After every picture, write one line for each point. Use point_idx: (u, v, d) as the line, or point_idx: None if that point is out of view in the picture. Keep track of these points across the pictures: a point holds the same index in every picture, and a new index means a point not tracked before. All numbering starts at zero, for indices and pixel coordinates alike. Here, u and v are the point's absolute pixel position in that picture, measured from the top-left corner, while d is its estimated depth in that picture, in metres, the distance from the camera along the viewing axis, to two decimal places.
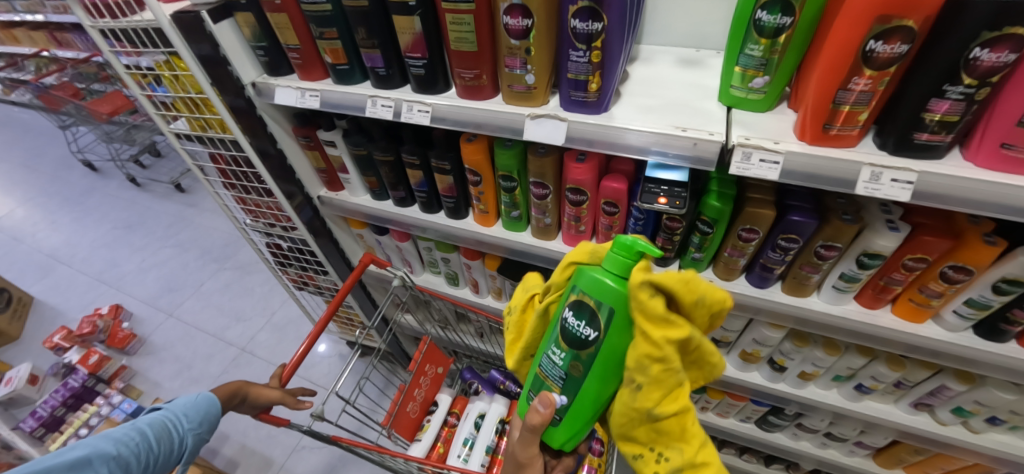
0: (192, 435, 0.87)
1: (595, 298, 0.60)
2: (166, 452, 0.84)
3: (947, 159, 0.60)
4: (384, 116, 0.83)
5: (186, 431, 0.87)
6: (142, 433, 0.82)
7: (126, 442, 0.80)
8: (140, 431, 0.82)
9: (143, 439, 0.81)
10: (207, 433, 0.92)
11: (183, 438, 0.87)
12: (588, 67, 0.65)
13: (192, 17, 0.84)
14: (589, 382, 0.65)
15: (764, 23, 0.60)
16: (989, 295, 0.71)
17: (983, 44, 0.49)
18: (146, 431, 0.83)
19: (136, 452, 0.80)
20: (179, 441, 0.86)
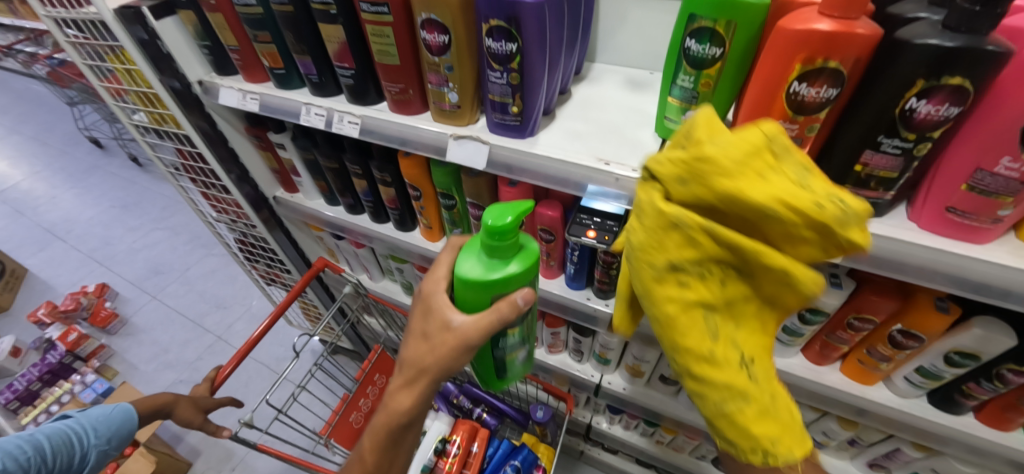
0: (96, 450, 0.88)
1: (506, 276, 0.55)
2: (64, 465, 0.83)
3: (888, 217, 0.55)
4: (316, 124, 0.80)
5: (91, 446, 0.88)
6: (37, 446, 0.80)
7: (17, 456, 0.77)
8: (35, 444, 0.80)
9: (36, 453, 0.79)
10: (114, 449, 0.92)
11: (86, 452, 0.87)
12: (508, 89, 0.61)
13: (133, 13, 0.82)
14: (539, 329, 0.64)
15: (694, 54, 0.55)
16: (941, 365, 0.65)
17: (919, 95, 0.43)
18: (43, 444, 0.81)
19: (27, 466, 0.78)
20: (81, 455, 0.86)
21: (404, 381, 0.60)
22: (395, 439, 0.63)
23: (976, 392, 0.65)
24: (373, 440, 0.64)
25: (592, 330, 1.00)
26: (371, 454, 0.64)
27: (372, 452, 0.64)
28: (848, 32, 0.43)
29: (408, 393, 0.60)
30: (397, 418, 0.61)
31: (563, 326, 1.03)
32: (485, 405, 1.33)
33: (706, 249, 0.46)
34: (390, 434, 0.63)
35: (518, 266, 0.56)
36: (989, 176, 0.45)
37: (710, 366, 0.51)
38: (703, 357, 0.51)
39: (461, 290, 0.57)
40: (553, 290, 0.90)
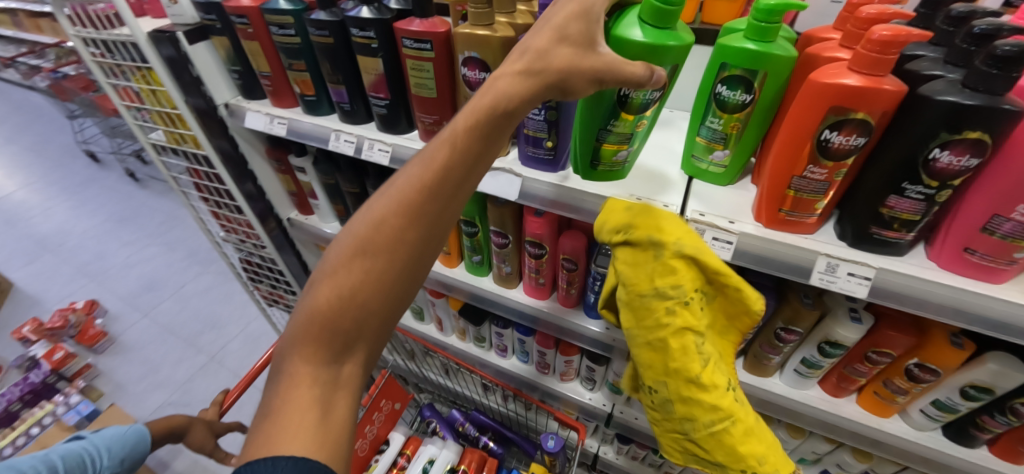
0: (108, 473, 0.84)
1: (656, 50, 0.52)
2: None
3: (909, 256, 0.57)
4: (346, 150, 0.82)
5: (104, 468, 0.84)
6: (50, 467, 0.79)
7: None
8: (48, 464, 0.79)
9: None
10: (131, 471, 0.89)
11: None
12: (545, 124, 0.64)
13: (167, 37, 0.84)
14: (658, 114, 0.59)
15: (725, 99, 0.58)
16: (957, 399, 0.67)
17: (941, 146, 0.47)
18: (57, 465, 0.80)
19: None
20: None
21: (523, 68, 0.45)
22: (486, 143, 0.44)
23: (990, 424, 0.67)
24: (459, 129, 0.44)
25: (605, 358, 1.02)
26: (437, 154, 0.44)
27: (453, 141, 0.44)
28: (875, 88, 0.46)
29: (523, 85, 0.44)
30: (507, 91, 0.44)
31: (576, 355, 1.04)
32: (492, 433, 1.32)
33: (677, 298, 0.56)
34: (488, 117, 0.44)
35: (676, 44, 0.52)
36: (1005, 221, 0.48)
37: (698, 391, 0.58)
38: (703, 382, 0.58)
39: (629, 37, 0.52)
40: (570, 318, 0.91)
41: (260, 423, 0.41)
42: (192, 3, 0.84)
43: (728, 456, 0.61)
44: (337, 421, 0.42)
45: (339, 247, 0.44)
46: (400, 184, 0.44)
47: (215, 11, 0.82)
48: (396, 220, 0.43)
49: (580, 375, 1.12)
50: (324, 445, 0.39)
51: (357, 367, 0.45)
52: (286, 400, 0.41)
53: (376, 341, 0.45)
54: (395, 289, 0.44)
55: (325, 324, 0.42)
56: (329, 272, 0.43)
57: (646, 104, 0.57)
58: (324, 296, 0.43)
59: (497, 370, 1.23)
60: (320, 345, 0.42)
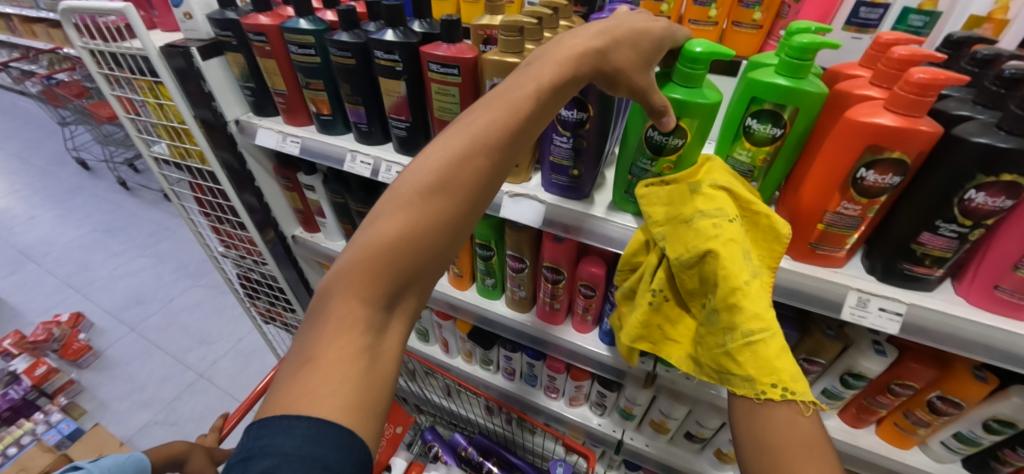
0: None
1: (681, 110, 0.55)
2: None
3: (938, 292, 0.57)
4: (362, 172, 0.80)
5: None
6: None
7: None
8: None
9: None
10: None
11: None
12: (571, 153, 0.63)
13: (181, 52, 0.83)
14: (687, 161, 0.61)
15: (755, 132, 0.58)
16: (979, 432, 0.67)
17: (977, 187, 0.47)
18: None
19: None
20: None
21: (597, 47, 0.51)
22: (548, 107, 0.49)
23: (1012, 458, 0.66)
24: (530, 88, 0.48)
25: (617, 384, 1.00)
26: (507, 108, 0.47)
27: (526, 96, 0.48)
28: (911, 128, 0.46)
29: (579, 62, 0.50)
30: (576, 62, 0.49)
31: (588, 380, 1.02)
32: (496, 458, 1.29)
33: (720, 216, 0.57)
34: (558, 82, 0.49)
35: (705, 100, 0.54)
36: None
37: (743, 296, 0.54)
38: (736, 287, 0.54)
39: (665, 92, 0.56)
40: (584, 344, 0.90)
41: (304, 363, 0.39)
42: (207, 19, 0.84)
43: (762, 365, 0.52)
44: (385, 364, 0.42)
45: (402, 190, 0.46)
46: (466, 132, 0.47)
47: (232, 27, 0.81)
48: (463, 167, 0.46)
49: (589, 400, 1.10)
50: (370, 389, 0.40)
51: (403, 313, 0.46)
52: (336, 339, 0.40)
53: (424, 289, 0.47)
54: (452, 236, 0.46)
55: (384, 263, 0.43)
56: (392, 212, 0.44)
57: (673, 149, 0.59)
58: (385, 233, 0.43)
59: (502, 393, 1.20)
60: (376, 285, 0.43)
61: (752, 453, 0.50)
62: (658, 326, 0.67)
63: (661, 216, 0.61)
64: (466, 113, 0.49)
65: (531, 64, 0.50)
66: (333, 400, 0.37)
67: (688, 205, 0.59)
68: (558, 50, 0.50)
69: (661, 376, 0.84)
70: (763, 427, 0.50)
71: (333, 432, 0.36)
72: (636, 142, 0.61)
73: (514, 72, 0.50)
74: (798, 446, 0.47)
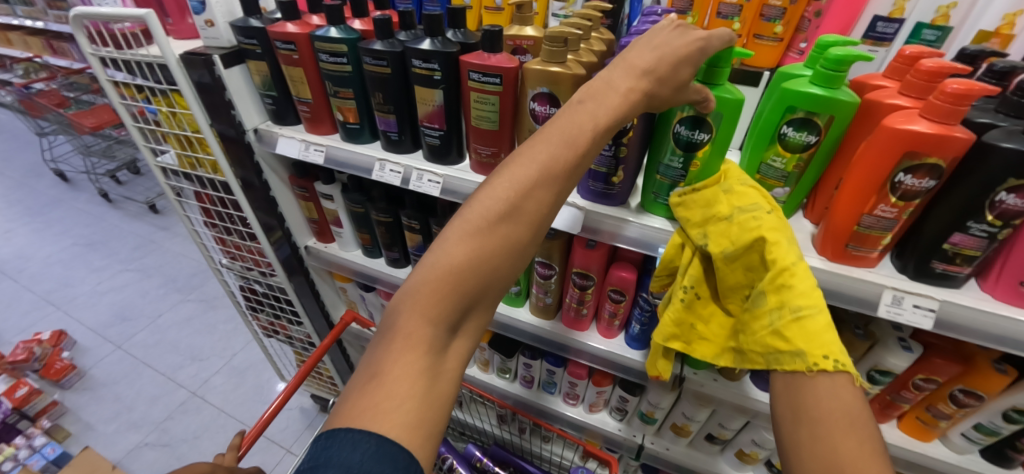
0: None
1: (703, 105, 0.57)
2: None
3: (965, 289, 0.60)
4: (391, 181, 0.80)
5: None
6: None
7: None
8: None
9: None
10: None
11: None
12: (611, 160, 0.65)
13: (202, 59, 0.82)
14: (712, 157, 0.62)
15: (790, 139, 0.60)
16: (999, 422, 0.70)
17: (1008, 190, 0.50)
18: None
19: None
20: None
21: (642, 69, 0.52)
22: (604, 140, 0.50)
23: None
24: (588, 127, 0.49)
25: (640, 389, 1.01)
26: (569, 142, 0.49)
27: (583, 132, 0.49)
28: (946, 134, 0.49)
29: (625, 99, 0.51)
30: (632, 107, 0.51)
31: (609, 385, 1.03)
32: (513, 467, 1.27)
33: (758, 211, 0.59)
34: (613, 123, 0.50)
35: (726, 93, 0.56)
36: None
37: (791, 276, 0.55)
38: (787, 266, 0.56)
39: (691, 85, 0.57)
40: (609, 349, 0.91)
41: (371, 378, 0.42)
42: (230, 27, 0.83)
43: (812, 340, 0.52)
44: (445, 383, 0.44)
45: (470, 215, 0.47)
46: (531, 163, 0.48)
47: (257, 35, 0.80)
48: (528, 196, 0.47)
49: (608, 405, 1.11)
50: (431, 408, 0.41)
51: (464, 334, 0.47)
52: (402, 357, 0.42)
53: (484, 312, 0.49)
54: (516, 261, 0.48)
55: (451, 286, 0.45)
56: (458, 237, 0.46)
57: (697, 145, 0.60)
58: (450, 258, 0.45)
59: (520, 402, 1.20)
60: (442, 307, 0.44)
61: (791, 420, 0.50)
62: (692, 326, 0.69)
63: (698, 221, 0.63)
64: (527, 144, 0.50)
65: (582, 101, 0.50)
66: (399, 415, 0.39)
67: (722, 204, 0.62)
68: (608, 91, 0.51)
69: (688, 379, 0.87)
70: (809, 398, 0.50)
71: (392, 450, 0.37)
72: (662, 142, 0.62)
73: (569, 107, 0.51)
74: (838, 416, 0.46)
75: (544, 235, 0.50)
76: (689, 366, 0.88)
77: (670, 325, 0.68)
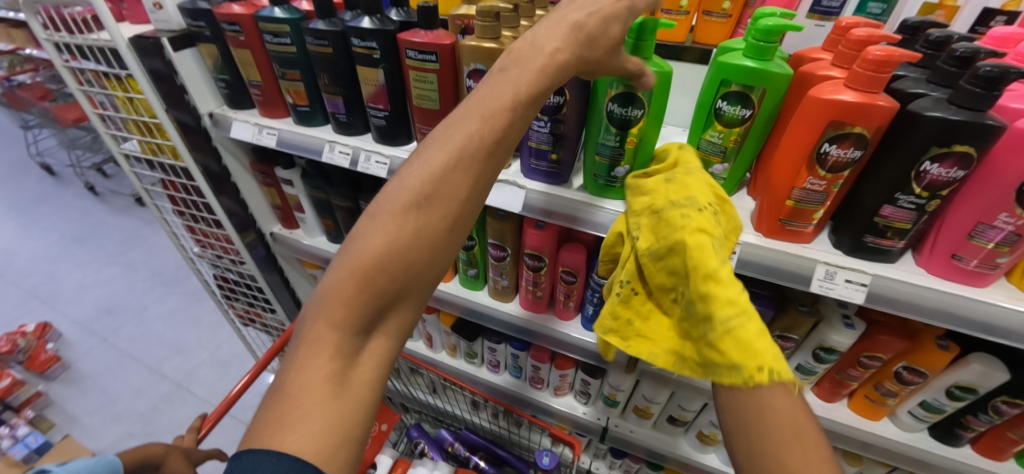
0: None
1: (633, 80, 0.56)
2: None
3: (901, 263, 0.60)
4: (341, 162, 0.80)
5: None
6: None
7: None
8: None
9: None
10: None
11: None
12: (549, 137, 0.64)
13: (151, 43, 0.81)
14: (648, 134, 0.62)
15: (725, 113, 0.60)
16: (944, 399, 0.70)
17: (932, 159, 0.49)
18: None
19: None
20: None
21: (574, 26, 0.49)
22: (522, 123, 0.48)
23: (974, 423, 0.71)
24: (509, 97, 0.47)
25: (601, 371, 1.01)
26: (485, 118, 0.47)
27: (501, 109, 0.47)
28: (870, 103, 0.48)
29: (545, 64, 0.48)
30: (558, 70, 0.48)
31: (572, 368, 1.04)
32: (482, 453, 1.27)
33: (695, 206, 0.57)
34: (536, 94, 0.48)
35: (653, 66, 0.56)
36: (988, 228, 0.52)
37: (716, 283, 0.52)
38: (710, 273, 0.52)
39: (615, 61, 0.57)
40: (568, 331, 0.91)
41: (279, 390, 0.40)
42: (179, 9, 0.82)
43: (745, 351, 0.49)
44: (359, 388, 0.42)
45: (382, 209, 0.45)
46: (445, 147, 0.46)
47: (204, 17, 0.80)
48: (443, 182, 0.45)
49: (573, 389, 1.11)
50: (345, 414, 0.40)
51: (384, 333, 0.45)
52: (312, 364, 0.40)
53: (407, 308, 0.46)
54: (434, 254, 0.45)
55: (361, 285, 0.42)
56: (370, 232, 0.44)
57: (631, 121, 0.60)
58: (359, 256, 0.43)
59: (489, 387, 1.21)
60: (354, 307, 0.42)
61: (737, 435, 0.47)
62: (629, 322, 0.65)
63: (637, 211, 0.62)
64: (442, 127, 0.48)
65: (506, 69, 0.49)
66: (309, 425, 0.38)
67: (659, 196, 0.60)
68: (533, 53, 0.48)
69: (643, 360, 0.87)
70: (754, 408, 0.47)
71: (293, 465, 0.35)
72: (597, 121, 0.62)
73: (491, 76, 0.49)
74: (786, 429, 0.44)
75: (465, 224, 0.47)
76: None
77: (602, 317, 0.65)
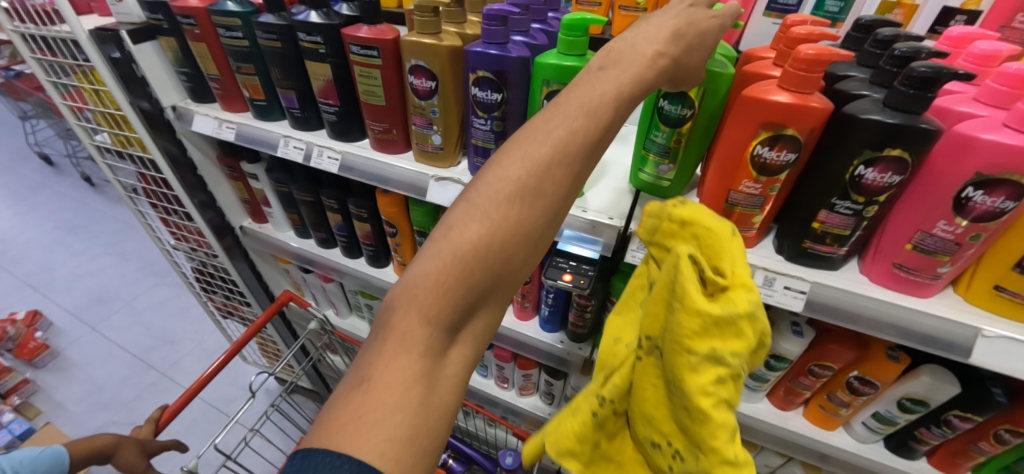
0: None
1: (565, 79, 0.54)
2: None
3: (844, 270, 0.59)
4: (295, 157, 0.79)
5: None
6: None
7: None
8: None
9: None
10: None
11: None
12: (491, 135, 0.63)
13: (110, 35, 0.81)
14: None
15: (669, 113, 0.58)
16: (895, 411, 0.69)
17: (866, 163, 0.48)
18: None
19: None
20: None
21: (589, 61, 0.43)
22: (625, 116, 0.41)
23: (927, 437, 0.70)
24: (610, 96, 0.40)
25: (564, 372, 1.01)
26: (588, 115, 0.39)
27: (605, 104, 0.40)
28: (801, 105, 0.47)
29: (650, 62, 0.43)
30: (658, 72, 0.43)
31: (535, 368, 1.03)
32: (452, 450, 1.26)
33: (733, 368, 0.42)
34: (636, 95, 0.41)
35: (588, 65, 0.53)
36: (927, 236, 0.50)
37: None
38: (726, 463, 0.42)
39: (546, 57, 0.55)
40: (527, 332, 0.90)
41: (359, 383, 0.34)
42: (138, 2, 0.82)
43: None
44: (447, 390, 0.35)
45: (479, 194, 0.38)
46: (544, 141, 0.39)
47: (161, 10, 0.80)
48: (545, 177, 0.38)
49: (539, 390, 1.11)
50: (424, 422, 0.33)
51: (471, 335, 0.38)
52: (397, 358, 0.34)
53: (495, 308, 0.39)
54: (531, 253, 0.39)
55: (457, 277, 0.36)
56: (467, 219, 0.37)
57: None
58: (452, 244, 0.37)
59: None
60: (447, 302, 0.36)
61: None
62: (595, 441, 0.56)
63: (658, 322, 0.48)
64: (543, 115, 0.41)
65: (603, 68, 0.42)
66: (381, 431, 0.31)
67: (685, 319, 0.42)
68: (632, 54, 0.43)
69: None
70: None
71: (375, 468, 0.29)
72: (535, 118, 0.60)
73: (587, 74, 0.42)
74: None
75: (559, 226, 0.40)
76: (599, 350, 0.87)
77: (567, 435, 0.55)
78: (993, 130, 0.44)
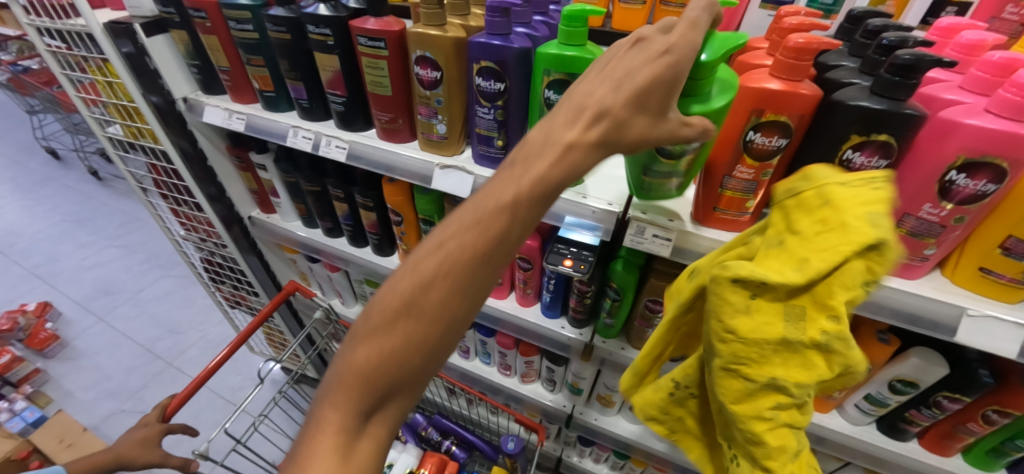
0: None
1: (567, 69, 0.56)
2: None
3: None
4: (303, 147, 0.82)
5: None
6: None
7: None
8: None
9: None
10: None
11: None
12: (494, 123, 0.65)
13: (123, 28, 0.83)
14: None
15: (669, 150, 0.55)
16: (886, 393, 0.71)
17: (854, 148, 0.50)
18: None
19: None
20: None
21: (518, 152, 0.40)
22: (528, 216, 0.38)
23: (918, 419, 0.72)
24: (508, 196, 0.38)
25: (565, 359, 1.03)
26: (481, 222, 0.38)
27: (501, 211, 0.38)
28: (792, 92, 0.49)
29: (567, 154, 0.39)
30: (576, 165, 0.39)
31: (536, 355, 1.05)
32: (454, 437, 1.30)
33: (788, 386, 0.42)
34: (543, 190, 0.38)
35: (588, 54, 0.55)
36: (913, 219, 0.52)
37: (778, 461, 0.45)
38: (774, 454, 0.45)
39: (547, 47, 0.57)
40: (530, 318, 0.92)
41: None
42: None
43: None
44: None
45: (393, 279, 0.39)
46: (435, 253, 0.38)
47: (173, 3, 0.82)
48: (431, 288, 0.37)
49: (541, 376, 1.13)
50: None
51: (383, 433, 0.40)
52: (300, 462, 0.37)
53: (406, 405, 0.40)
54: (429, 360, 0.39)
55: (353, 387, 0.38)
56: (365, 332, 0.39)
57: None
58: (372, 336, 0.37)
59: (460, 373, 1.23)
60: (347, 409, 0.38)
61: None
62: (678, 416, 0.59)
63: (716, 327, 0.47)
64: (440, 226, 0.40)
65: (514, 163, 0.40)
66: None
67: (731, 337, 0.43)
68: (544, 146, 0.39)
69: (598, 348, 0.87)
70: None
71: None
72: (536, 106, 0.62)
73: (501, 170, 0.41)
74: None
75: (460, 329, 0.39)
76: (599, 335, 0.88)
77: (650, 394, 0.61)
78: (975, 115, 0.46)
